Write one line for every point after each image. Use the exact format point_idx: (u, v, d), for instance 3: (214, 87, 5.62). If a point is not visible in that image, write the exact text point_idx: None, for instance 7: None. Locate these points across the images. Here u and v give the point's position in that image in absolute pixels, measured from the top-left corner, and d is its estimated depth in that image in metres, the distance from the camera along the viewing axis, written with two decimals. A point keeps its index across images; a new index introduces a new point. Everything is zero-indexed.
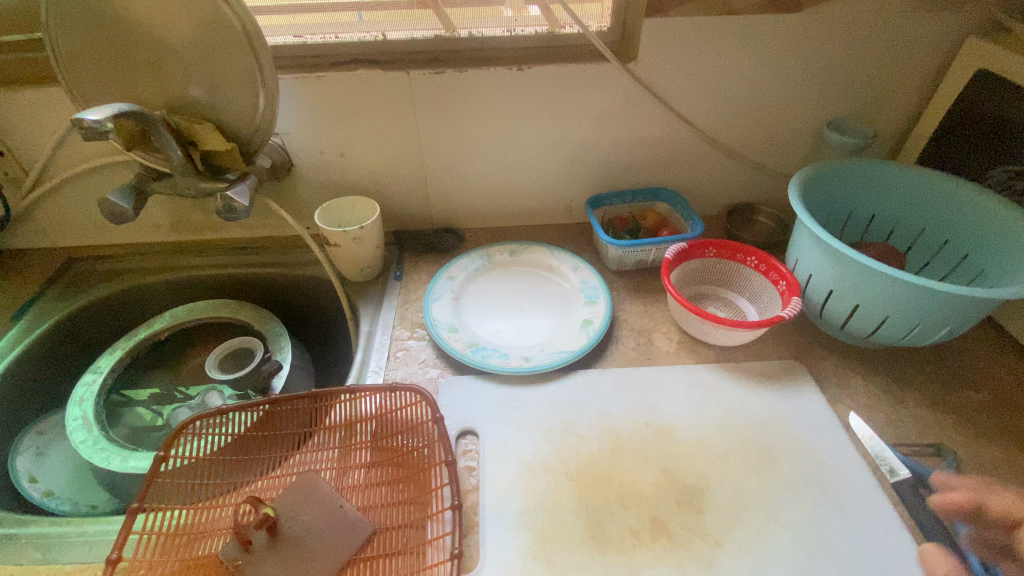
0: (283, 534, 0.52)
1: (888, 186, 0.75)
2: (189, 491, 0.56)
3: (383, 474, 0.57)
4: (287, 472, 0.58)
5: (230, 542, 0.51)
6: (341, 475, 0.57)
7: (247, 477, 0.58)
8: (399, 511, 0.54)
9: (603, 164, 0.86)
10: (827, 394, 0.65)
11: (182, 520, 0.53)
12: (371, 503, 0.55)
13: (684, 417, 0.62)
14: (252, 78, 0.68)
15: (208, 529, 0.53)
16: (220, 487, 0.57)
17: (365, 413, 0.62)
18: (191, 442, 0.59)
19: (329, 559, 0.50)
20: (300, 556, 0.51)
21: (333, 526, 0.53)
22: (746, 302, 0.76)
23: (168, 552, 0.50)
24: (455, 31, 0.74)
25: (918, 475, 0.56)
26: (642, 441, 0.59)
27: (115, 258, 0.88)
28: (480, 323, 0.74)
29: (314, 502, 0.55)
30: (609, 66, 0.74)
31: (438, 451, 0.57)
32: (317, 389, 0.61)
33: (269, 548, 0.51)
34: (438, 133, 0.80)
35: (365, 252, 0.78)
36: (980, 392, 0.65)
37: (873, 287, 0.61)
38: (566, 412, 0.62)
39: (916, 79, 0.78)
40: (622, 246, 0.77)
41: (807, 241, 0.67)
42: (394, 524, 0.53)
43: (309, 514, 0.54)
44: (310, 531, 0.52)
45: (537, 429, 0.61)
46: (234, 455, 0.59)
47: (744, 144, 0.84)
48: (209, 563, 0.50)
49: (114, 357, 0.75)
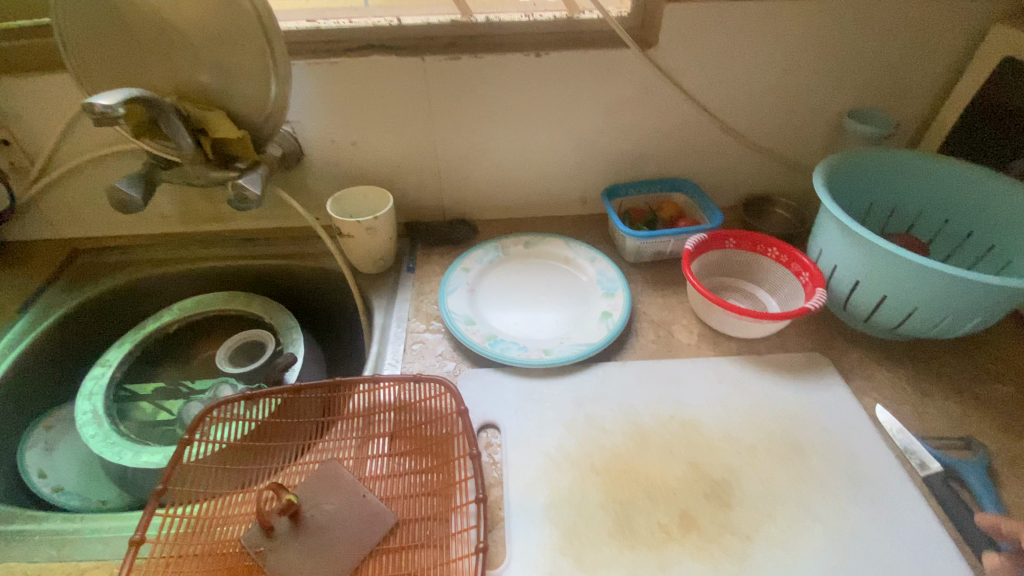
0: (305, 522, 0.51)
1: (911, 176, 0.73)
2: (211, 477, 0.55)
3: (405, 466, 0.56)
4: (310, 461, 0.57)
5: (253, 528, 0.50)
6: (363, 465, 0.56)
7: (269, 465, 0.57)
8: (423, 503, 0.53)
9: (619, 154, 0.84)
10: (852, 387, 0.64)
11: (205, 507, 0.52)
12: (394, 495, 0.54)
13: (709, 410, 0.61)
14: (265, 64, 0.66)
15: (231, 516, 0.52)
16: (242, 474, 0.56)
17: (387, 402, 0.61)
18: (214, 427, 0.59)
19: (352, 550, 0.50)
20: (323, 549, 0.50)
21: (356, 519, 0.52)
22: (766, 295, 0.74)
23: (191, 538, 0.50)
24: (472, 16, 0.72)
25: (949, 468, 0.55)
26: (668, 434, 0.58)
27: (121, 249, 0.86)
28: (496, 315, 0.73)
29: (337, 491, 0.54)
30: (629, 53, 0.73)
31: (461, 443, 0.56)
32: (338, 379, 0.60)
33: (292, 537, 0.50)
34: (453, 122, 0.78)
35: (379, 243, 0.76)
36: (1007, 384, 0.64)
37: (902, 278, 0.59)
38: (588, 405, 0.61)
39: (939, 67, 0.76)
40: (640, 237, 0.76)
41: (832, 231, 0.65)
42: (418, 516, 0.52)
43: (331, 504, 0.53)
44: (332, 521, 0.52)
45: (559, 422, 0.60)
46: (255, 443, 0.58)
47: (763, 134, 0.83)
48: (231, 551, 0.49)
49: (123, 350, 0.73)
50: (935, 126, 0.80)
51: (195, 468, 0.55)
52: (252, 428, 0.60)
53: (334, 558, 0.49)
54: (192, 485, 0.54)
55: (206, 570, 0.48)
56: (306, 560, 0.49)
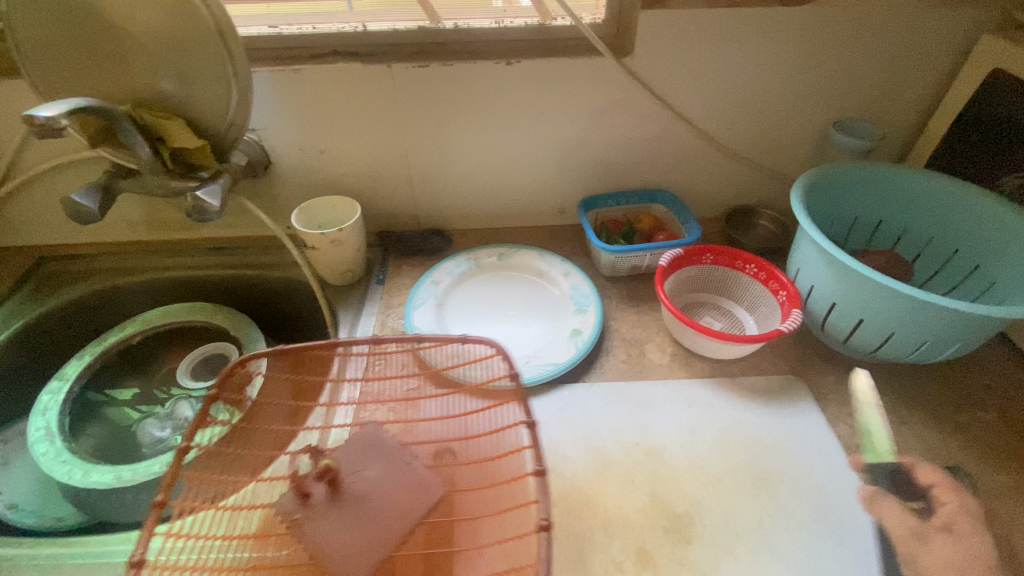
0: (344, 489, 0.54)
1: (895, 192, 0.71)
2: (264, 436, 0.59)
3: (446, 433, 0.59)
4: (350, 424, 0.60)
5: (290, 495, 0.53)
6: (403, 431, 0.59)
7: (309, 431, 0.60)
8: (468, 473, 0.55)
9: (597, 164, 0.82)
10: (827, 412, 0.62)
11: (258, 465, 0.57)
12: (435, 463, 0.56)
13: (675, 437, 0.59)
14: (224, 71, 0.64)
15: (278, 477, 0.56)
16: (293, 435, 0.60)
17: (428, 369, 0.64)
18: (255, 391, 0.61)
19: (394, 517, 0.52)
20: (359, 517, 0.52)
21: (399, 483, 0.55)
22: (744, 313, 0.72)
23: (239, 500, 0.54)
24: (440, 22, 0.69)
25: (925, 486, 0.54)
26: (631, 462, 0.56)
27: (90, 257, 0.84)
28: (464, 332, 0.71)
29: (379, 458, 0.57)
30: (603, 60, 0.70)
31: (510, 414, 0.59)
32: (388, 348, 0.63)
33: (327, 503, 0.53)
34: (423, 130, 0.76)
35: (346, 255, 0.74)
36: (989, 412, 0.62)
37: (878, 302, 0.57)
38: (550, 431, 0.59)
39: (927, 78, 0.73)
40: (614, 252, 0.74)
41: (808, 251, 0.63)
42: (463, 487, 0.54)
43: (371, 470, 0.56)
44: (371, 490, 0.54)
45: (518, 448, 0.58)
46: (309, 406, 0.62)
47: (745, 144, 0.80)
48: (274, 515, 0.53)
49: (82, 363, 0.71)
50: (923, 139, 0.77)
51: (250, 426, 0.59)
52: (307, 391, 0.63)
53: (375, 527, 0.52)
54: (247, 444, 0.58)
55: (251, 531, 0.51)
56: (343, 526, 0.51)
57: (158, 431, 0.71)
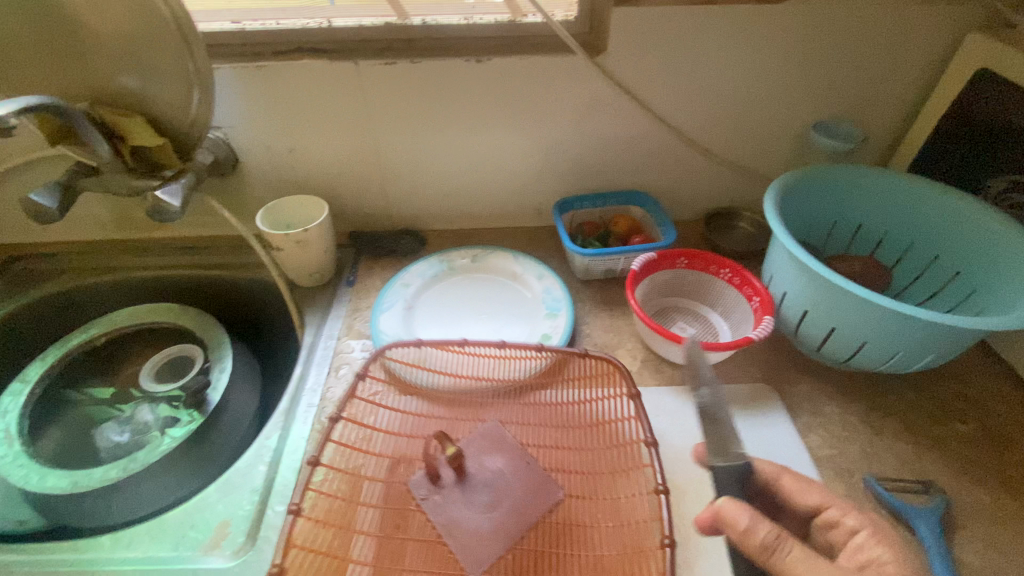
0: (470, 478, 0.55)
1: (874, 196, 0.69)
2: (386, 416, 0.60)
3: (570, 439, 0.59)
4: (471, 420, 0.61)
5: (422, 476, 0.55)
6: (524, 430, 0.60)
7: (431, 416, 0.61)
8: (582, 463, 0.57)
9: (573, 165, 0.80)
10: (798, 423, 0.60)
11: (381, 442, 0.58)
12: (557, 467, 0.56)
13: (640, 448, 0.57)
14: (185, 68, 0.63)
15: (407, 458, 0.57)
16: (420, 419, 0.60)
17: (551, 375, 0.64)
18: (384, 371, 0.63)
19: (518, 509, 0.53)
20: (489, 505, 0.53)
21: (523, 480, 0.55)
22: (719, 318, 0.70)
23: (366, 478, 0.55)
24: (408, 18, 0.68)
25: (815, 504, 0.50)
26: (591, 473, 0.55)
27: (58, 255, 0.83)
28: (431, 335, 0.70)
29: (500, 451, 0.58)
30: (576, 59, 0.68)
31: (633, 429, 0.58)
32: (511, 344, 0.64)
33: (455, 489, 0.54)
34: (394, 128, 0.74)
35: (313, 256, 0.73)
36: (966, 424, 0.60)
37: (849, 310, 0.56)
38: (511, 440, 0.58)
39: (910, 79, 0.71)
40: (587, 255, 0.72)
41: (780, 257, 0.61)
42: (587, 494, 0.54)
43: (494, 462, 0.57)
44: (495, 482, 0.55)
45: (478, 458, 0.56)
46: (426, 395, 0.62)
47: (724, 145, 0.78)
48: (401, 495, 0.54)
49: (44, 364, 0.70)
50: (907, 140, 0.75)
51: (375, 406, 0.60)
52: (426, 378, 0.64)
53: (498, 514, 0.53)
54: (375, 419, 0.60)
55: (378, 505, 0.53)
56: (471, 513, 0.53)
57: (117, 434, 0.69)
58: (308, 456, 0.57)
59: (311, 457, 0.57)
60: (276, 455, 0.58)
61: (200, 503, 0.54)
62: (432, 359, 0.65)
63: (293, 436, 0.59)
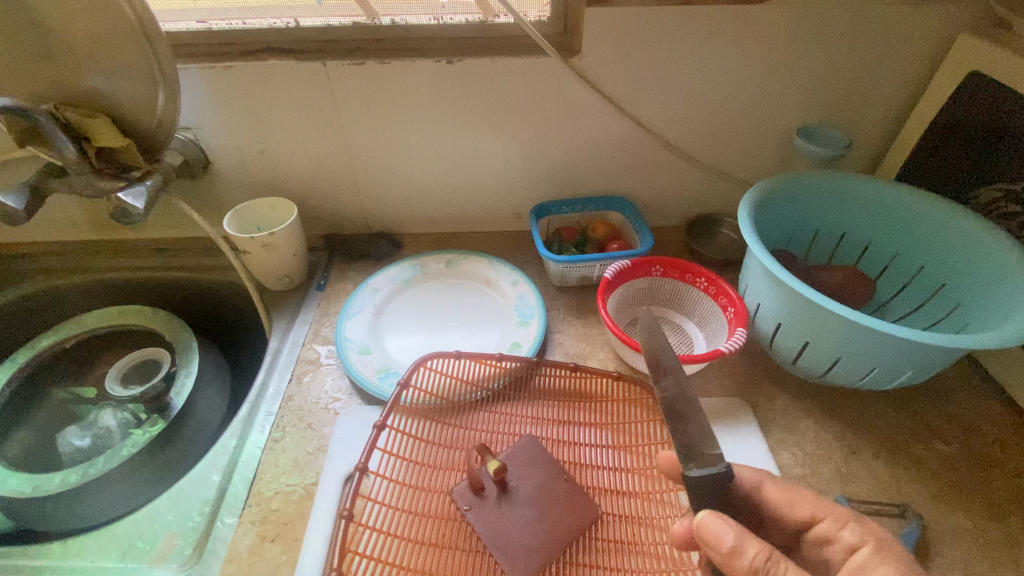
0: (513, 490, 0.53)
1: (857, 205, 0.66)
2: (421, 426, 0.57)
3: (612, 456, 0.57)
4: (509, 433, 0.58)
5: (464, 486, 0.53)
6: (561, 445, 0.58)
7: (462, 429, 0.58)
8: (618, 481, 0.55)
9: (551, 168, 0.78)
10: (771, 440, 0.58)
11: (416, 452, 0.55)
12: (595, 484, 0.55)
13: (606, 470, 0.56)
14: (149, 68, 0.61)
15: (444, 471, 0.55)
16: (451, 431, 0.58)
17: (586, 389, 0.62)
18: (426, 377, 0.60)
19: (561, 526, 0.51)
20: (535, 519, 0.51)
21: (563, 495, 0.53)
22: (695, 328, 0.69)
23: (404, 490, 0.52)
24: (377, 18, 0.66)
25: (805, 517, 0.46)
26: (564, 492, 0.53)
27: (30, 255, 0.81)
28: (399, 342, 0.68)
29: (540, 465, 0.55)
30: (549, 60, 0.66)
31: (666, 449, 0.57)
32: (546, 359, 0.61)
33: (499, 501, 0.52)
34: (366, 131, 0.73)
35: (282, 259, 0.72)
36: (948, 444, 0.57)
37: (821, 324, 0.53)
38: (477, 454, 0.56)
39: (898, 82, 0.69)
40: (561, 262, 0.70)
41: (754, 266, 0.60)
42: (623, 513, 0.53)
43: (536, 476, 0.54)
44: (538, 495, 0.53)
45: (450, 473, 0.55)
46: (456, 406, 0.60)
47: (704, 150, 0.76)
48: (443, 506, 0.52)
49: (12, 366, 0.69)
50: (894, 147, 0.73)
51: (410, 416, 0.57)
52: (459, 390, 0.60)
53: (547, 528, 0.50)
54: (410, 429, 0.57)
55: (419, 517, 0.51)
56: (515, 527, 0.50)
57: (77, 439, 0.67)
58: (264, 467, 0.56)
59: (266, 468, 0.56)
60: (230, 464, 0.56)
61: (150, 514, 0.53)
62: (465, 369, 0.62)
63: (250, 444, 0.58)
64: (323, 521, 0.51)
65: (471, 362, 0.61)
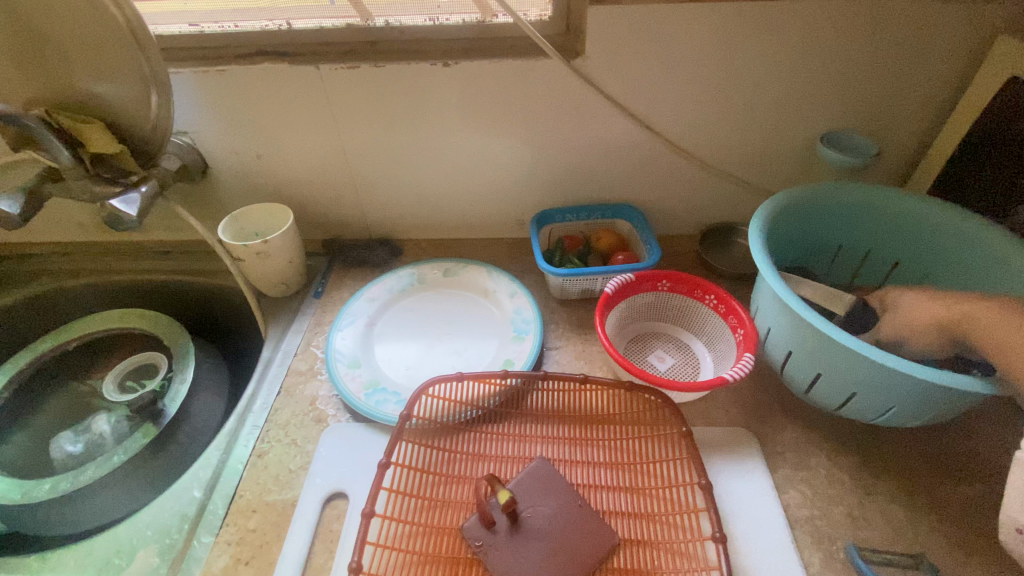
0: (524, 523, 0.49)
1: (886, 220, 0.61)
2: (424, 454, 0.54)
3: (628, 480, 0.53)
4: (519, 457, 0.55)
5: (473, 519, 0.49)
6: (574, 472, 0.54)
7: (469, 454, 0.55)
8: (637, 508, 0.51)
9: (555, 174, 0.74)
10: (777, 475, 0.54)
11: (421, 482, 0.52)
12: (612, 510, 0.51)
13: (611, 499, 0.52)
14: (139, 73, 0.60)
15: (451, 501, 0.51)
16: (457, 458, 0.55)
17: (596, 409, 0.58)
18: (428, 403, 0.57)
19: (580, 562, 0.47)
20: (550, 555, 0.47)
21: (576, 524, 0.49)
22: (702, 348, 0.64)
23: (410, 529, 0.49)
24: (371, 19, 0.64)
25: None
26: (573, 524, 0.49)
27: (37, 256, 0.82)
28: (390, 355, 0.66)
29: (551, 492, 0.51)
30: (550, 62, 0.63)
31: (681, 470, 0.53)
32: (550, 373, 0.58)
33: (511, 535, 0.48)
34: (362, 135, 0.70)
35: (277, 267, 0.71)
36: (976, 486, 0.52)
37: (836, 357, 0.49)
38: (473, 477, 0.53)
39: (936, 85, 0.62)
40: (560, 275, 0.67)
41: (766, 288, 0.55)
42: (644, 543, 0.49)
43: (548, 504, 0.50)
44: (552, 526, 0.49)
45: (447, 501, 0.51)
46: (461, 431, 0.57)
47: (718, 157, 0.71)
48: (452, 542, 0.49)
49: (11, 368, 0.70)
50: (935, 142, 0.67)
51: (414, 446, 0.55)
52: (462, 413, 0.57)
53: (562, 564, 0.46)
54: (413, 458, 0.54)
55: (426, 556, 0.48)
56: (527, 564, 0.46)
57: (70, 445, 0.68)
58: (245, 483, 0.55)
59: (247, 485, 0.55)
60: (212, 479, 0.55)
61: (130, 529, 0.52)
62: (468, 390, 0.58)
63: (233, 459, 0.57)
64: (297, 546, 0.50)
65: (473, 382, 0.58)
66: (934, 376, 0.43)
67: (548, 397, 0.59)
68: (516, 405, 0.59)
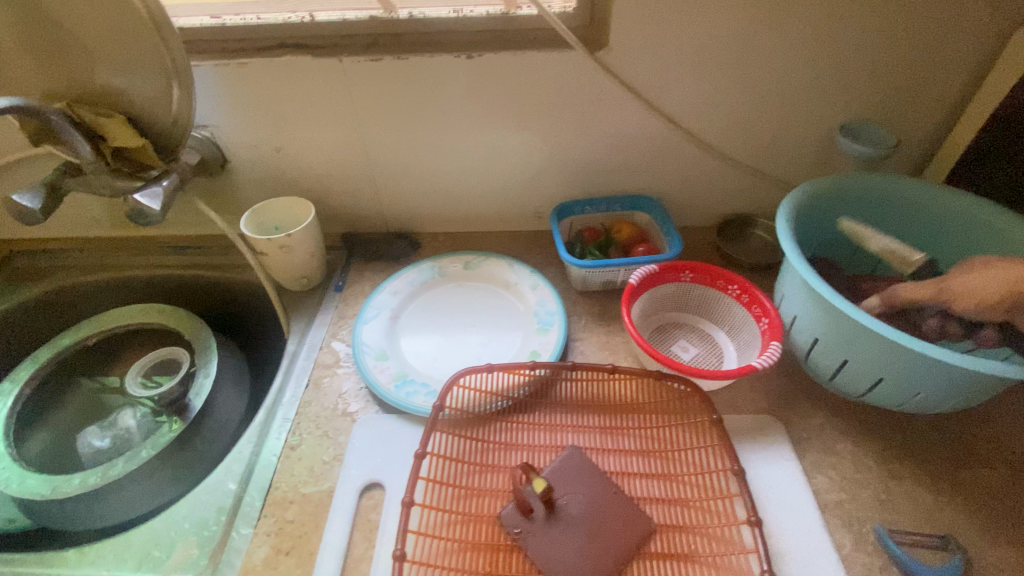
0: (562, 510, 0.50)
1: (908, 210, 0.62)
2: (457, 444, 0.55)
3: (660, 466, 0.54)
4: (551, 446, 0.56)
5: (512, 508, 0.50)
6: (606, 459, 0.55)
7: (502, 444, 0.56)
8: (670, 494, 0.52)
9: (574, 167, 0.75)
10: (805, 460, 0.55)
11: (456, 471, 0.53)
12: (646, 496, 0.52)
13: (644, 485, 0.53)
14: (161, 67, 0.59)
15: (487, 489, 0.52)
16: (491, 447, 0.55)
17: (624, 398, 0.59)
18: (459, 394, 0.58)
19: (618, 547, 0.48)
20: (588, 541, 0.48)
21: (613, 511, 0.50)
22: (725, 337, 0.65)
23: (449, 517, 0.50)
24: (394, 11, 0.63)
25: None
26: (609, 511, 0.50)
27: (58, 252, 0.82)
28: (415, 348, 0.66)
29: (586, 480, 0.52)
30: (574, 54, 0.63)
31: (712, 457, 0.54)
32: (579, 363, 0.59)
33: (549, 522, 0.49)
34: (383, 128, 0.70)
35: (299, 260, 0.71)
36: (996, 469, 0.53)
37: (865, 344, 0.50)
38: (507, 466, 0.54)
39: (954, 75, 0.63)
40: (583, 267, 0.68)
41: (793, 278, 0.56)
42: (680, 527, 0.50)
43: (583, 492, 0.51)
44: (589, 512, 0.49)
45: (484, 489, 0.52)
46: (493, 420, 0.57)
47: (737, 148, 0.72)
48: (491, 530, 0.49)
49: (34, 364, 0.70)
50: (952, 132, 0.68)
51: (449, 436, 0.55)
52: (493, 403, 0.58)
53: (601, 548, 0.47)
54: (447, 449, 0.54)
55: (467, 544, 0.48)
56: (567, 550, 0.47)
57: (97, 440, 0.68)
58: (279, 476, 0.55)
59: (282, 477, 0.55)
60: (246, 472, 0.56)
61: (168, 522, 0.53)
62: (497, 380, 0.59)
63: (266, 452, 0.57)
64: (337, 536, 0.50)
65: (502, 373, 0.59)
66: (963, 361, 0.44)
67: (576, 387, 0.60)
68: (545, 395, 0.59)
